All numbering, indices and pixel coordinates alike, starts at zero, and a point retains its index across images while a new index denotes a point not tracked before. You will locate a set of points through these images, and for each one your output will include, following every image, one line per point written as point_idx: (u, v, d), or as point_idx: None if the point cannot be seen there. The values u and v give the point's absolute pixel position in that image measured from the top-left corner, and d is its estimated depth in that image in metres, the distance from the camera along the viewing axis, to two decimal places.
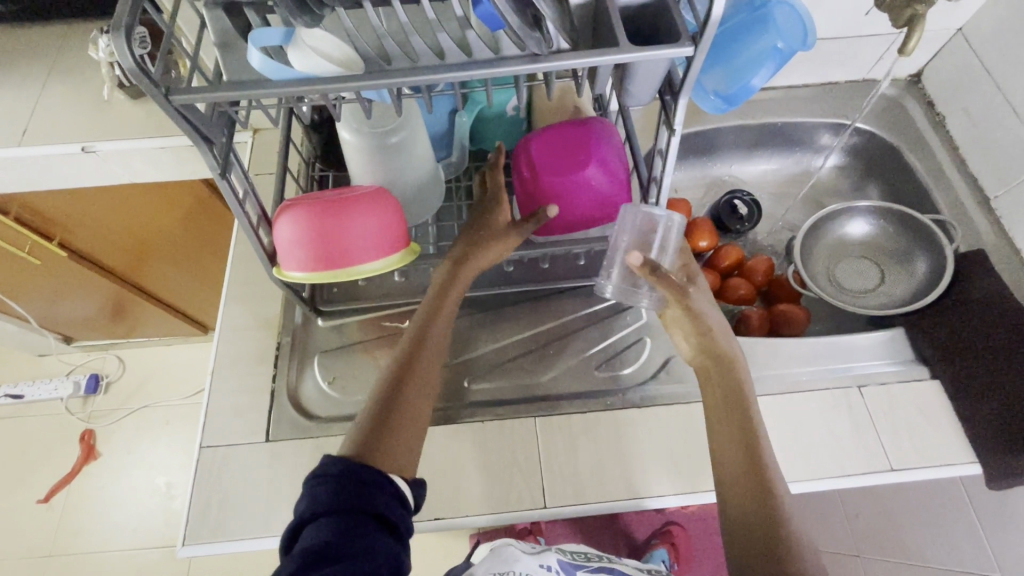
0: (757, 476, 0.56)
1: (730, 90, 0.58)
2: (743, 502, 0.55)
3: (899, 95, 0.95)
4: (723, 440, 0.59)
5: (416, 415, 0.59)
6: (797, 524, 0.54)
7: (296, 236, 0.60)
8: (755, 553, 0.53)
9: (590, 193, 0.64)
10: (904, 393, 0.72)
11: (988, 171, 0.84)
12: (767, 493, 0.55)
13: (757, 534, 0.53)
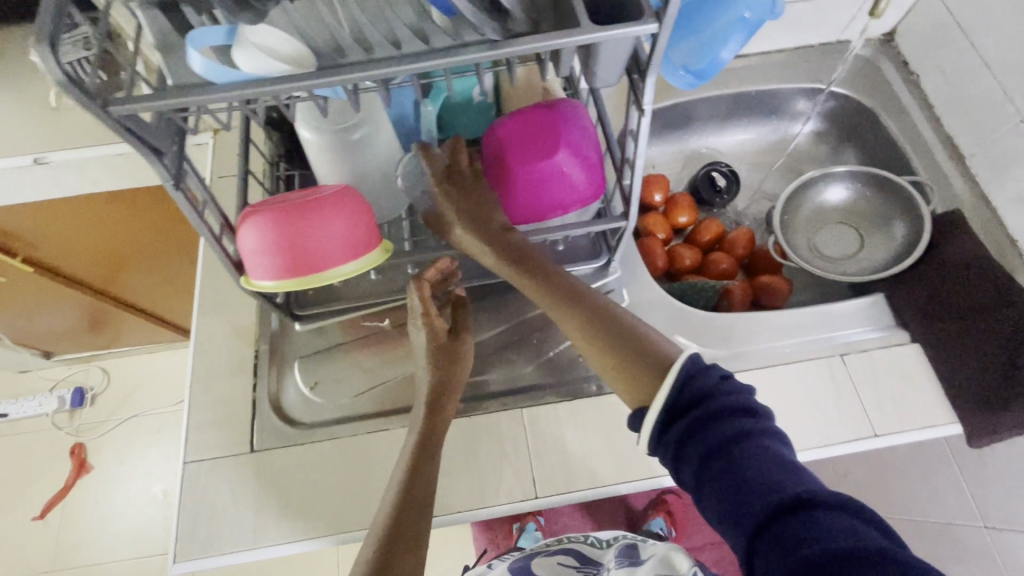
0: (608, 353, 0.57)
1: (700, 65, 0.56)
2: (614, 375, 0.56)
3: (872, 56, 0.94)
4: (600, 356, 0.57)
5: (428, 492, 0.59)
6: (659, 344, 0.56)
7: (261, 246, 0.57)
8: (644, 392, 0.53)
9: (566, 180, 0.62)
10: (885, 359, 0.72)
11: (962, 129, 0.83)
12: (630, 353, 0.56)
13: (630, 386, 0.54)
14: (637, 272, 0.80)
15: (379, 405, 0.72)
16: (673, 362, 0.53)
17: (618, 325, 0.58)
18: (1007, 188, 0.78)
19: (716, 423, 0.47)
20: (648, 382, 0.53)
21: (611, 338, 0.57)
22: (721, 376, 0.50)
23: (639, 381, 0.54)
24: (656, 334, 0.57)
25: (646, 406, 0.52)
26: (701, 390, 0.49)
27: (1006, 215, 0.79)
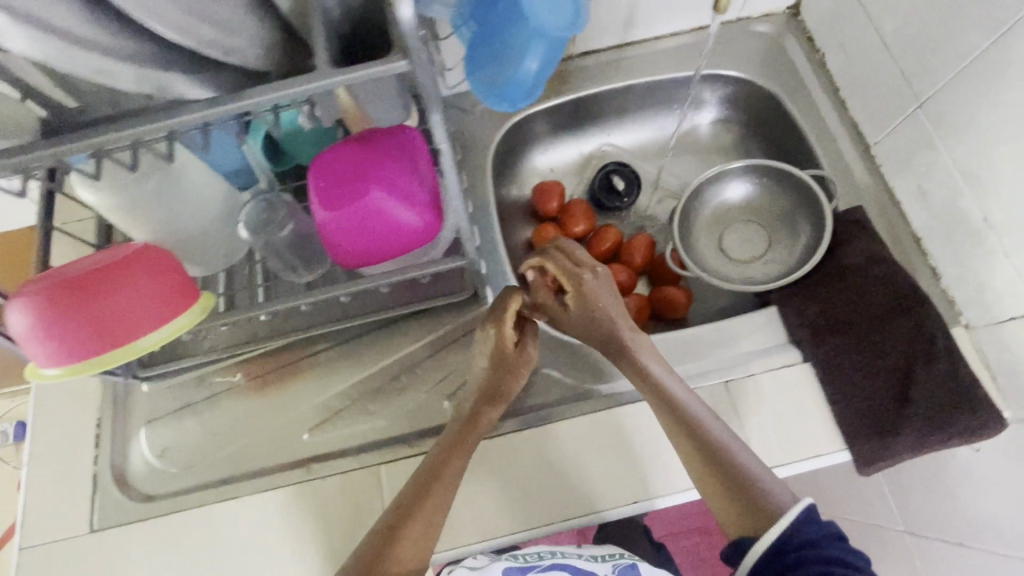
0: (703, 454, 0.59)
1: (504, 86, 0.54)
2: (713, 490, 0.58)
3: (777, 33, 0.85)
4: (689, 460, 0.60)
5: (434, 514, 0.56)
6: (763, 479, 0.57)
7: (34, 325, 0.47)
8: (744, 526, 0.57)
9: (389, 222, 0.56)
10: (773, 383, 0.67)
11: (867, 115, 0.75)
12: (715, 455, 0.58)
13: (737, 514, 0.57)
14: None
15: (230, 470, 0.67)
16: (782, 509, 0.56)
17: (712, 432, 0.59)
18: (910, 182, 0.70)
19: (809, 557, 0.52)
20: (749, 514, 0.56)
21: (705, 452, 0.59)
22: (818, 525, 0.54)
23: (750, 506, 0.56)
24: (741, 449, 0.59)
25: (749, 537, 0.56)
26: (812, 538, 0.53)
27: (910, 211, 0.72)
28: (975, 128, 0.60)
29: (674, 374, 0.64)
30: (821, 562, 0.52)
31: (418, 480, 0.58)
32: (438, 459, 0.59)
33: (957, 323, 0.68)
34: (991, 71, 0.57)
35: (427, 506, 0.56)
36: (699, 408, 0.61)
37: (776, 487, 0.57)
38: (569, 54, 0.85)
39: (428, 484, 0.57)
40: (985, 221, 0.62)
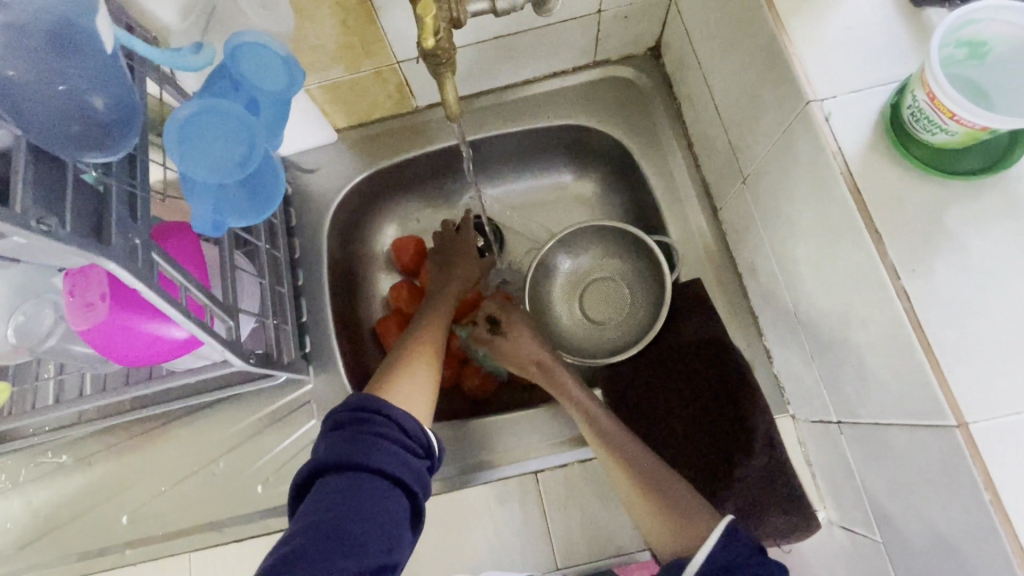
0: (621, 462, 0.58)
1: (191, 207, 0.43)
2: (629, 488, 0.57)
3: (637, 78, 0.78)
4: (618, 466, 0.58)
5: (422, 390, 0.59)
6: (676, 485, 0.56)
7: None
8: (674, 534, 0.53)
9: (148, 335, 0.54)
10: (585, 474, 0.64)
11: (712, 177, 0.70)
12: (636, 468, 0.57)
13: (664, 521, 0.54)
14: (333, 378, 0.71)
15: (52, 551, 0.68)
16: (705, 527, 0.52)
17: (617, 436, 0.60)
18: (745, 257, 0.65)
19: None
20: (675, 526, 0.53)
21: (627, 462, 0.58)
22: (738, 543, 0.50)
23: (668, 511, 0.54)
24: (657, 466, 0.58)
25: (684, 556, 0.51)
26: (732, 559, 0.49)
27: (748, 287, 0.66)
28: (781, 218, 0.55)
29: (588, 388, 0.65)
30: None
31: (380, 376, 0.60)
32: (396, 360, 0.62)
33: (785, 412, 0.63)
34: (785, 163, 0.51)
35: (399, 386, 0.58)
36: (614, 426, 0.61)
37: (689, 494, 0.55)
38: (415, 106, 0.80)
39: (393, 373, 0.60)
40: (796, 317, 0.57)
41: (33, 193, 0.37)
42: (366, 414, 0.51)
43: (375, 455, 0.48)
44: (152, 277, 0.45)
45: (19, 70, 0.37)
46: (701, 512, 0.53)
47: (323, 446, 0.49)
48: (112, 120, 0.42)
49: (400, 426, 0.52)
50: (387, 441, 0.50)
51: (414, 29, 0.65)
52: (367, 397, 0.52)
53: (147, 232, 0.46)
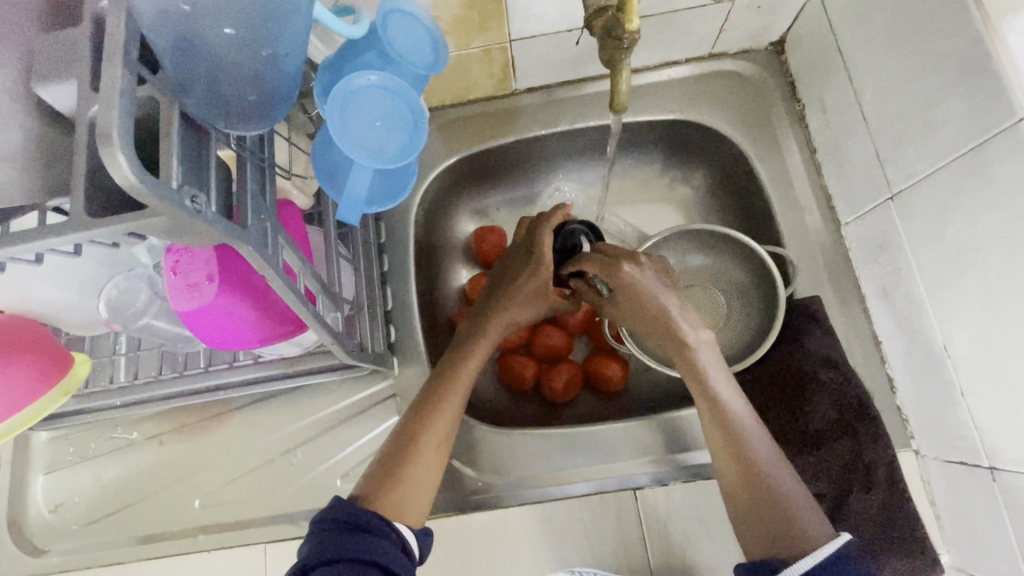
0: (741, 463, 0.51)
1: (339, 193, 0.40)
2: (738, 486, 0.50)
3: (755, 74, 0.73)
4: (729, 458, 0.52)
5: (427, 474, 0.55)
6: (800, 500, 0.48)
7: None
8: (771, 539, 0.47)
9: (248, 323, 0.50)
10: (687, 495, 0.61)
11: (839, 188, 0.65)
12: (756, 475, 0.50)
13: (766, 525, 0.48)
14: (419, 372, 0.68)
15: (121, 532, 0.66)
16: (819, 541, 0.46)
17: (750, 436, 0.52)
18: (876, 278, 0.60)
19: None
20: (776, 530, 0.47)
21: (749, 461, 0.50)
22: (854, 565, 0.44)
23: (779, 521, 0.47)
24: (790, 479, 0.50)
25: (779, 559, 0.46)
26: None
27: (874, 309, 0.62)
28: (946, 242, 0.50)
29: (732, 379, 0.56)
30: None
31: (397, 442, 0.56)
32: (422, 415, 0.58)
33: (907, 447, 0.59)
34: (969, 184, 0.46)
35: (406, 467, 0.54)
36: (733, 398, 0.54)
37: (811, 513, 0.48)
38: (514, 90, 0.75)
39: (408, 446, 0.56)
40: (946, 350, 0.52)
41: (181, 163, 0.32)
42: (346, 518, 0.49)
43: (359, 547, 0.46)
44: (278, 261, 0.42)
45: (239, 27, 0.31)
46: (818, 527, 0.47)
47: (302, 551, 0.47)
48: (278, 97, 0.37)
49: (382, 525, 0.49)
50: (370, 535, 0.48)
51: (538, 6, 0.59)
52: (346, 507, 0.49)
53: (275, 214, 0.42)
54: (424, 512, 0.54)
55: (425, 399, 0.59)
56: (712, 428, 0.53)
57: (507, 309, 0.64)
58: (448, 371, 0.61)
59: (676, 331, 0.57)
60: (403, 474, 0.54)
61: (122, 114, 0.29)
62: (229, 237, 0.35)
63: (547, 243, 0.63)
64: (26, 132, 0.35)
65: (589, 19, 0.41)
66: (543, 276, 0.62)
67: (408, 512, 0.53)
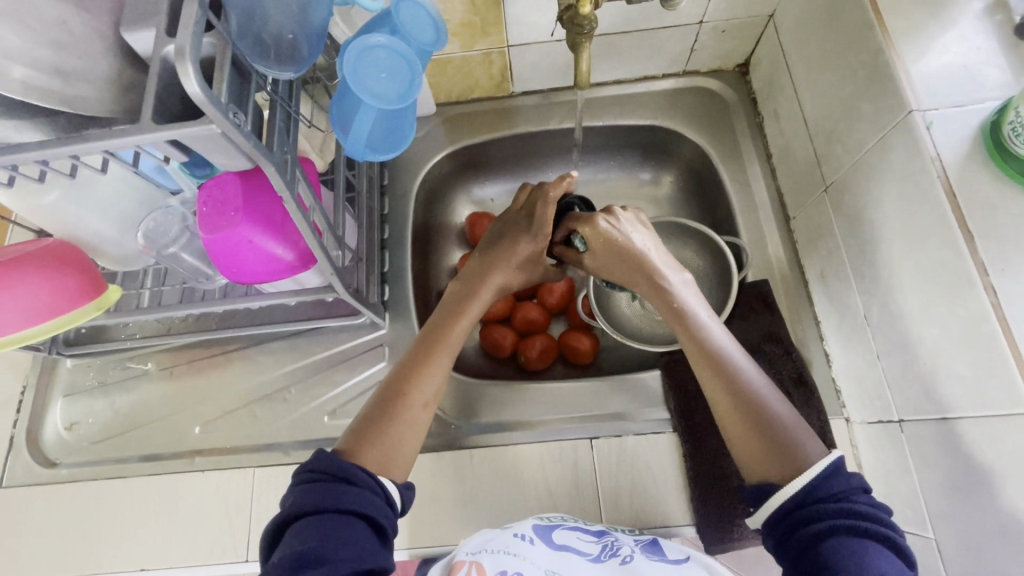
0: (735, 391, 0.56)
1: (344, 133, 0.49)
2: (733, 412, 0.56)
3: (723, 90, 0.83)
4: (722, 388, 0.57)
5: (413, 429, 0.58)
6: (789, 414, 0.54)
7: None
8: (767, 456, 0.53)
9: (263, 251, 0.59)
10: (638, 447, 0.67)
11: (789, 187, 0.74)
12: (747, 397, 0.56)
13: (762, 445, 0.53)
14: (406, 327, 0.76)
15: (127, 451, 0.73)
16: (807, 458, 0.51)
17: (739, 366, 0.58)
18: (816, 264, 0.68)
19: (819, 516, 0.48)
20: (772, 445, 0.53)
21: (739, 390, 0.57)
22: (847, 478, 0.49)
23: (775, 436, 0.53)
24: (781, 403, 0.56)
25: (773, 481, 0.51)
26: (837, 493, 0.48)
27: (815, 292, 0.69)
28: (864, 222, 0.58)
29: (720, 322, 0.62)
30: (847, 532, 0.46)
31: (385, 397, 0.59)
32: (412, 371, 0.61)
33: (839, 416, 0.65)
34: (879, 171, 0.55)
35: (393, 423, 0.57)
36: (727, 340, 0.60)
37: (802, 428, 0.54)
38: (511, 92, 0.86)
39: (397, 401, 0.58)
40: (866, 320, 0.59)
41: (228, 89, 0.42)
42: (333, 471, 0.51)
43: (346, 501, 0.49)
44: (294, 189, 0.51)
45: None
46: (812, 445, 0.52)
47: (289, 501, 0.50)
48: (306, 48, 0.47)
49: (367, 478, 0.52)
50: (356, 488, 0.51)
51: (532, 16, 0.70)
52: (333, 460, 0.52)
53: (295, 151, 0.52)
54: (409, 467, 0.57)
55: (414, 356, 0.62)
56: (712, 375, 0.58)
57: (493, 279, 0.68)
58: (441, 329, 0.64)
59: (661, 279, 0.64)
60: (389, 430, 0.56)
61: (191, 42, 0.38)
62: (258, 155, 0.44)
63: (550, 214, 0.66)
64: (111, 67, 0.45)
65: (560, 12, 0.51)
66: (541, 240, 0.69)
67: (391, 465, 0.55)
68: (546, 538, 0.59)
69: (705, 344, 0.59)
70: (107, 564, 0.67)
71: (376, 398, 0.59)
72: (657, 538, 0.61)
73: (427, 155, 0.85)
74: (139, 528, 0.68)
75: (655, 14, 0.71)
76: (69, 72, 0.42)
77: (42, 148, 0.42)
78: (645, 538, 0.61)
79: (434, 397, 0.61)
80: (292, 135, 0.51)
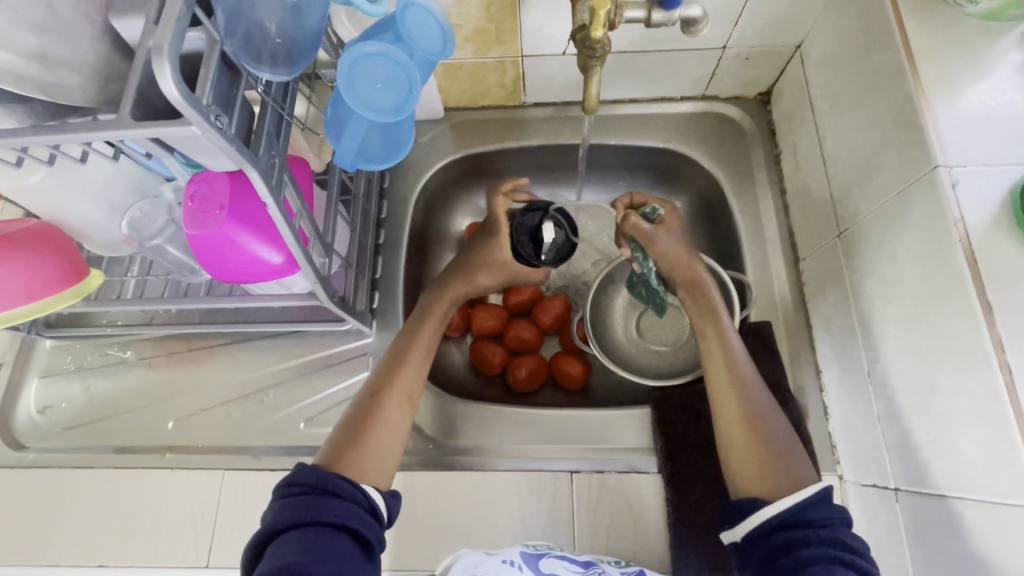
0: (745, 422, 0.55)
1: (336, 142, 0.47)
2: (742, 448, 0.54)
3: (742, 118, 0.80)
4: (734, 416, 0.56)
5: (393, 438, 0.57)
6: (790, 447, 0.53)
7: None
8: (765, 487, 0.51)
9: (247, 253, 0.56)
10: (619, 486, 0.65)
11: (801, 227, 0.70)
12: (752, 431, 0.54)
13: (761, 477, 0.52)
14: (393, 338, 0.73)
15: (97, 440, 0.71)
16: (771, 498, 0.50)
17: (752, 394, 0.57)
18: (822, 311, 0.65)
19: (800, 539, 0.47)
20: (768, 478, 0.51)
21: (749, 418, 0.55)
22: (830, 507, 0.49)
23: (779, 470, 0.51)
24: (789, 440, 0.54)
25: (762, 500, 0.50)
26: (819, 519, 0.48)
27: (818, 339, 0.66)
28: (876, 275, 0.55)
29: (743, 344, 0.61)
30: (824, 557, 0.45)
31: (363, 400, 0.58)
32: (389, 372, 0.60)
33: (832, 472, 0.61)
34: (897, 224, 0.52)
35: (370, 431, 0.55)
36: (748, 367, 0.58)
37: (794, 455, 0.53)
38: (522, 102, 0.83)
39: (373, 403, 0.57)
40: (869, 378, 0.56)
41: (213, 89, 0.40)
42: (316, 481, 0.49)
43: (330, 514, 0.47)
44: (280, 194, 0.48)
45: None
46: (802, 472, 0.51)
47: (270, 517, 0.47)
48: (300, 48, 0.44)
49: (351, 488, 0.50)
50: (340, 500, 0.49)
51: (549, 27, 0.68)
52: (313, 471, 0.50)
53: (284, 154, 0.49)
54: (389, 477, 0.55)
55: (391, 359, 0.62)
56: (727, 398, 0.57)
57: (469, 278, 0.68)
58: (413, 329, 0.64)
59: (705, 294, 0.62)
60: (367, 437, 0.55)
61: (175, 38, 0.36)
62: (241, 159, 0.42)
63: (500, 209, 0.69)
64: (95, 54, 0.43)
65: (573, 32, 0.49)
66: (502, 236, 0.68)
67: (372, 476, 0.53)
68: (534, 567, 0.56)
69: (734, 366, 0.58)
70: (64, 556, 0.65)
71: (355, 405, 0.58)
72: (644, 569, 0.58)
73: (429, 161, 0.82)
74: (101, 521, 0.66)
75: (677, 35, 0.68)
76: (50, 58, 0.40)
77: (12, 135, 0.40)
78: (632, 569, 0.58)
79: (412, 399, 0.60)
80: (282, 136, 0.49)
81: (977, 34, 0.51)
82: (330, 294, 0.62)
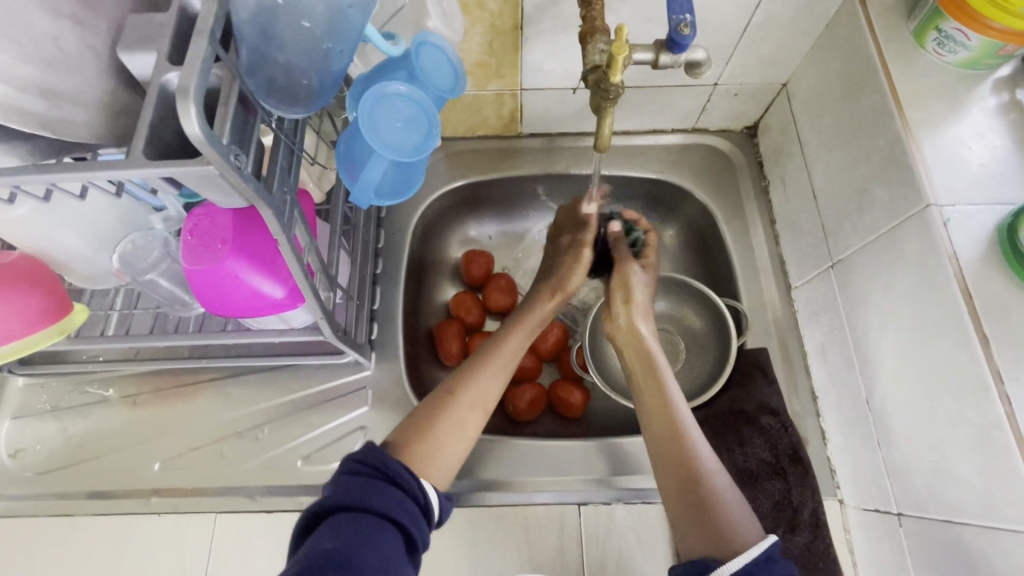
0: (684, 479, 0.53)
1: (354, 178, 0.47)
2: (688, 511, 0.51)
3: (731, 150, 0.83)
4: (672, 476, 0.53)
5: (460, 438, 0.56)
6: (732, 501, 0.51)
7: None
8: (708, 547, 0.48)
9: (250, 287, 0.54)
10: (627, 516, 0.64)
11: (792, 255, 0.73)
12: (696, 488, 0.52)
13: (703, 533, 0.49)
14: (393, 370, 0.72)
15: (75, 484, 0.67)
16: (744, 545, 0.47)
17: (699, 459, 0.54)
18: (817, 339, 0.67)
19: None
20: (711, 538, 0.48)
21: (688, 478, 0.53)
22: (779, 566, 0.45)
23: (717, 531, 0.48)
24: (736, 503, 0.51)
25: (713, 558, 0.46)
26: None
27: (814, 366, 0.68)
28: (871, 305, 0.57)
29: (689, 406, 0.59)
30: None
31: (437, 394, 0.59)
32: (468, 372, 0.61)
33: (832, 496, 0.63)
34: (890, 258, 0.54)
35: (446, 419, 0.56)
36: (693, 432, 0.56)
37: (743, 515, 0.50)
38: (518, 133, 0.84)
39: (446, 399, 0.58)
40: (867, 404, 0.58)
41: (231, 128, 0.39)
42: (377, 464, 0.49)
43: (383, 503, 0.46)
44: (291, 231, 0.47)
45: (314, 23, 0.40)
46: (747, 532, 0.48)
47: (328, 492, 0.47)
48: (321, 87, 0.44)
49: (409, 480, 0.49)
50: (400, 492, 0.48)
51: (549, 63, 0.69)
52: (378, 455, 0.49)
53: (295, 190, 0.48)
54: (448, 479, 0.55)
55: (475, 362, 0.62)
56: (664, 460, 0.55)
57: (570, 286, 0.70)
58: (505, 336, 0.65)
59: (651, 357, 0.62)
60: (436, 430, 0.55)
61: (198, 79, 0.36)
62: (255, 197, 0.41)
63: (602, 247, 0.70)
64: (102, 91, 0.42)
65: (585, 72, 0.52)
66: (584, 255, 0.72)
67: (434, 477, 0.53)
68: None
69: (679, 431, 0.56)
70: None
71: (430, 396, 0.59)
72: None
73: (426, 190, 0.82)
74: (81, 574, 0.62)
75: (671, 72, 0.71)
76: (55, 93, 0.39)
77: (14, 174, 0.38)
78: None
79: (485, 404, 0.60)
80: (292, 171, 0.48)
81: (957, 82, 0.54)
82: (333, 328, 0.60)
